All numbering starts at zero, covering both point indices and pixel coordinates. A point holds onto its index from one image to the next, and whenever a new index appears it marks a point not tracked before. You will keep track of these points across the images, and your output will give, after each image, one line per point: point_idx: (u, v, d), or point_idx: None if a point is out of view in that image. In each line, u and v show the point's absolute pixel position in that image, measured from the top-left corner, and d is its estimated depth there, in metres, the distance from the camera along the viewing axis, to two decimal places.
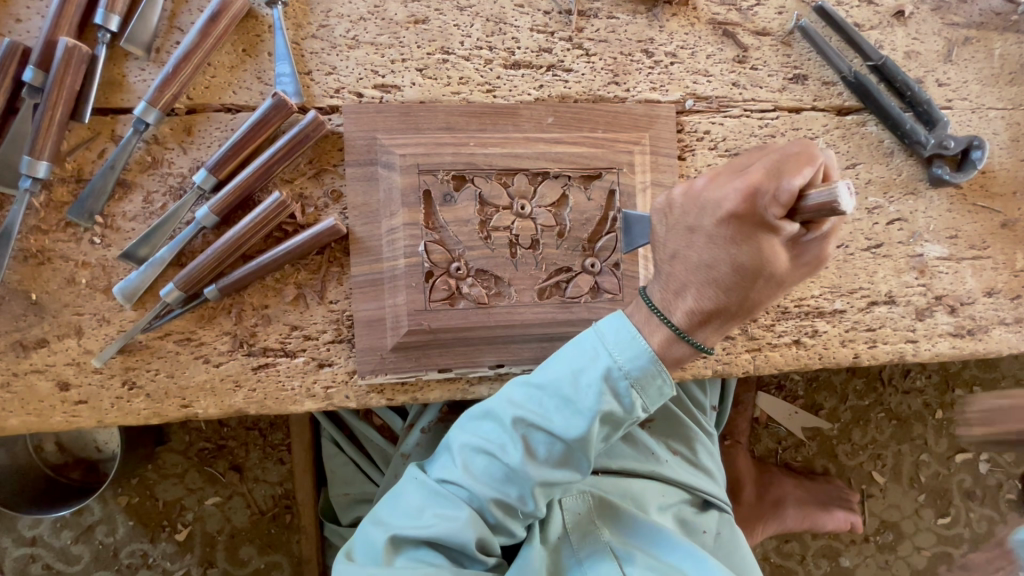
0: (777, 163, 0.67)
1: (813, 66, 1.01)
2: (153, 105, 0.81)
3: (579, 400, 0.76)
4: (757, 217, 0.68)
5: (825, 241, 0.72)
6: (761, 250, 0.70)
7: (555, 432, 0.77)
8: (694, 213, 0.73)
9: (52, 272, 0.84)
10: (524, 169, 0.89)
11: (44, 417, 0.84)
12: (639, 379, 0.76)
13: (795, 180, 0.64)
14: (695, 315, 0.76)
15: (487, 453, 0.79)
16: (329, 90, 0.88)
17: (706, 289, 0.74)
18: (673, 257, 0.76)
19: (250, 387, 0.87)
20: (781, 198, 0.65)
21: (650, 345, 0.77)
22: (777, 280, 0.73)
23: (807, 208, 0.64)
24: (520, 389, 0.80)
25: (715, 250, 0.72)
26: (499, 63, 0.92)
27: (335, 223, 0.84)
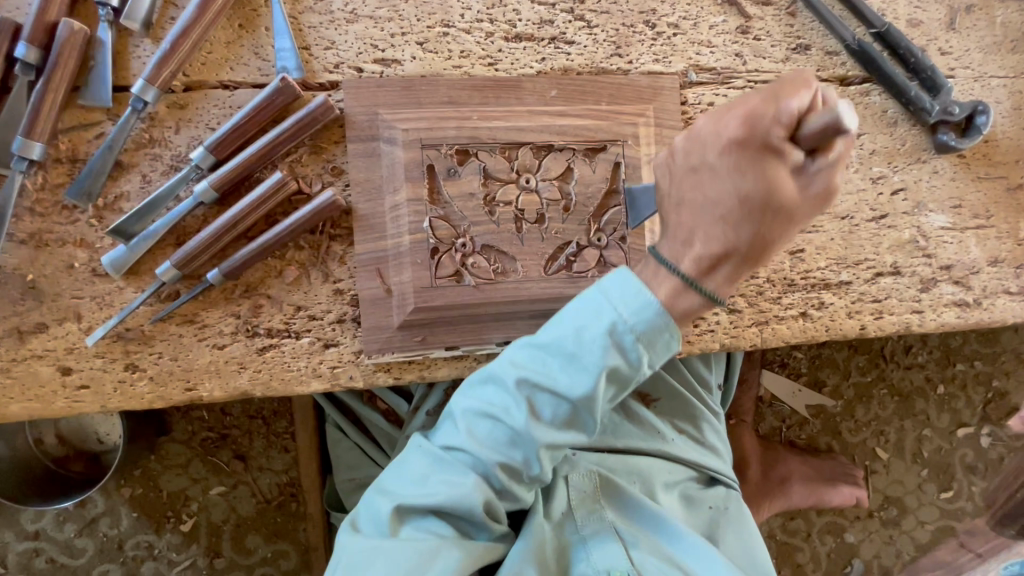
0: (773, 89, 0.65)
1: (816, 35, 1.00)
2: (151, 83, 0.80)
3: (582, 355, 0.75)
4: (759, 142, 0.65)
5: (834, 170, 0.68)
6: (766, 179, 0.67)
7: (557, 390, 0.76)
8: (696, 151, 0.71)
9: (49, 256, 0.82)
10: (528, 143, 0.88)
11: (45, 403, 0.83)
12: (645, 334, 0.74)
13: (794, 103, 0.62)
14: (703, 261, 0.73)
15: (492, 418, 0.78)
16: (329, 64, 0.87)
17: (713, 231, 0.71)
18: (679, 203, 0.74)
19: (255, 368, 0.86)
20: (782, 119, 0.63)
21: (657, 297, 0.74)
22: (788, 213, 0.69)
23: (808, 132, 0.62)
24: (522, 348, 0.79)
25: (721, 182, 0.69)
26: (500, 36, 0.91)
27: (335, 198, 0.83)
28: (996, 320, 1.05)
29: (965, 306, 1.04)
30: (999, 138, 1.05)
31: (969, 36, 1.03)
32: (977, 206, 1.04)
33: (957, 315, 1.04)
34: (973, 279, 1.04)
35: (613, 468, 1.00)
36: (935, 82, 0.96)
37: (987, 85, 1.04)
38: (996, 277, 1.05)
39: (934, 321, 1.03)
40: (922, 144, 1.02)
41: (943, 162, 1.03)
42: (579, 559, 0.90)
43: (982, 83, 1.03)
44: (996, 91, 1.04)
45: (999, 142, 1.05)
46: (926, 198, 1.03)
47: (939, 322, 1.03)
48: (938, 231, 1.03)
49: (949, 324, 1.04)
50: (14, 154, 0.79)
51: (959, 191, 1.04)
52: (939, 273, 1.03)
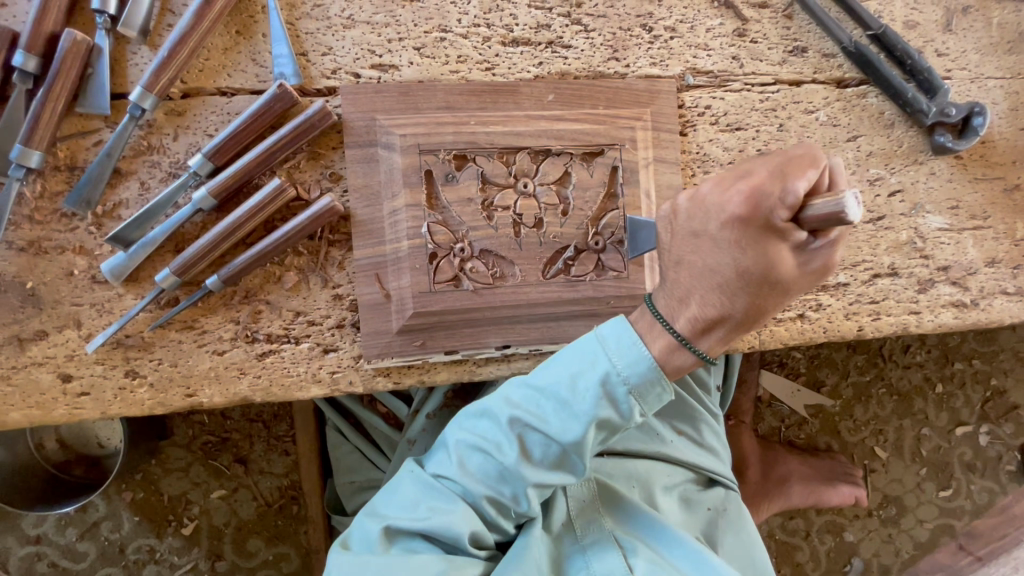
0: (780, 165, 0.67)
1: (813, 37, 1.00)
2: (149, 90, 0.80)
3: (575, 403, 0.76)
4: (762, 222, 0.67)
5: (833, 248, 0.70)
6: (767, 257, 0.69)
7: (549, 434, 0.77)
8: (699, 218, 0.72)
9: (48, 263, 0.82)
10: (526, 147, 0.89)
11: (46, 410, 0.83)
12: (638, 387, 0.75)
13: (800, 184, 0.64)
14: (699, 322, 0.75)
15: (484, 451, 0.80)
16: (326, 70, 0.87)
17: (710, 296, 0.73)
18: (678, 263, 0.75)
19: (255, 374, 0.87)
20: (787, 200, 0.64)
21: (650, 352, 0.75)
22: (783, 287, 0.72)
23: (812, 217, 0.64)
24: (518, 389, 0.80)
25: (720, 254, 0.71)
26: (497, 40, 0.91)
27: (333, 202, 0.83)
28: (993, 320, 1.05)
29: (963, 307, 1.04)
30: (996, 139, 1.05)
31: (966, 37, 1.03)
32: (974, 206, 1.04)
33: (954, 316, 1.04)
34: (971, 280, 1.04)
35: (611, 474, 1.00)
36: (932, 84, 0.96)
37: (984, 86, 1.04)
38: (994, 278, 1.05)
39: (931, 322, 1.04)
40: (919, 146, 1.02)
41: (940, 164, 1.03)
42: (577, 567, 0.91)
43: (978, 84, 1.04)
44: (992, 92, 1.04)
45: (996, 143, 1.05)
46: (923, 199, 1.03)
47: (936, 322, 1.04)
48: (935, 232, 1.04)
49: (946, 325, 1.04)
50: (11, 162, 0.79)
51: (956, 192, 1.04)
52: (937, 274, 1.04)
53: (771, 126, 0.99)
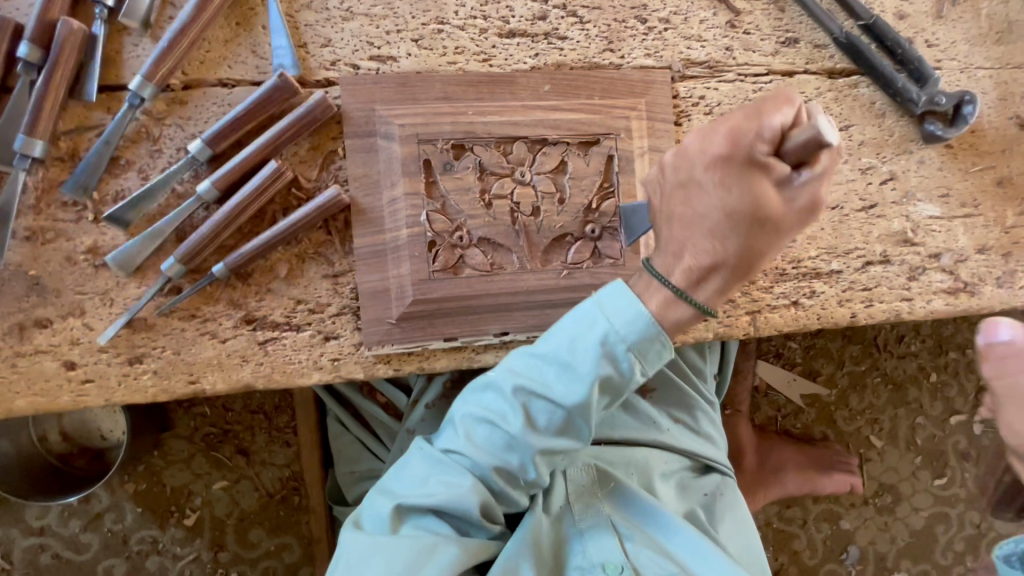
0: (756, 106, 0.71)
1: (805, 29, 1.01)
2: (148, 79, 0.81)
3: (578, 364, 0.77)
4: (745, 159, 0.71)
5: (819, 184, 0.73)
6: (752, 194, 0.72)
7: (554, 399, 0.78)
8: (685, 168, 0.75)
9: (53, 252, 0.83)
10: (523, 137, 0.90)
11: (51, 397, 0.84)
12: (638, 345, 0.77)
13: (776, 119, 0.68)
14: (694, 273, 0.77)
15: (491, 423, 0.80)
16: (326, 61, 0.88)
17: (703, 244, 0.76)
18: (669, 219, 0.78)
19: (257, 361, 0.88)
20: (766, 134, 0.69)
21: (649, 310, 0.77)
22: (773, 227, 0.74)
23: (791, 145, 0.69)
24: (520, 358, 0.81)
25: (709, 200, 0.74)
26: (494, 32, 0.92)
27: (338, 193, 0.85)
28: (984, 307, 1.07)
29: (954, 294, 1.06)
30: (986, 129, 1.06)
31: (955, 28, 1.05)
32: (965, 194, 1.06)
33: (945, 303, 1.06)
34: (961, 267, 1.06)
35: (609, 460, 1.01)
36: (921, 73, 0.98)
37: (973, 76, 1.06)
38: (984, 265, 1.07)
39: (923, 308, 1.05)
40: (910, 135, 1.04)
41: (931, 152, 1.05)
42: (574, 552, 0.92)
43: (968, 74, 1.05)
44: (982, 82, 1.06)
45: (986, 132, 1.07)
46: (914, 187, 1.05)
47: (928, 309, 1.05)
48: (927, 221, 1.05)
49: (938, 312, 1.06)
50: (16, 153, 0.80)
51: (947, 180, 1.06)
52: (928, 261, 1.05)
53: None
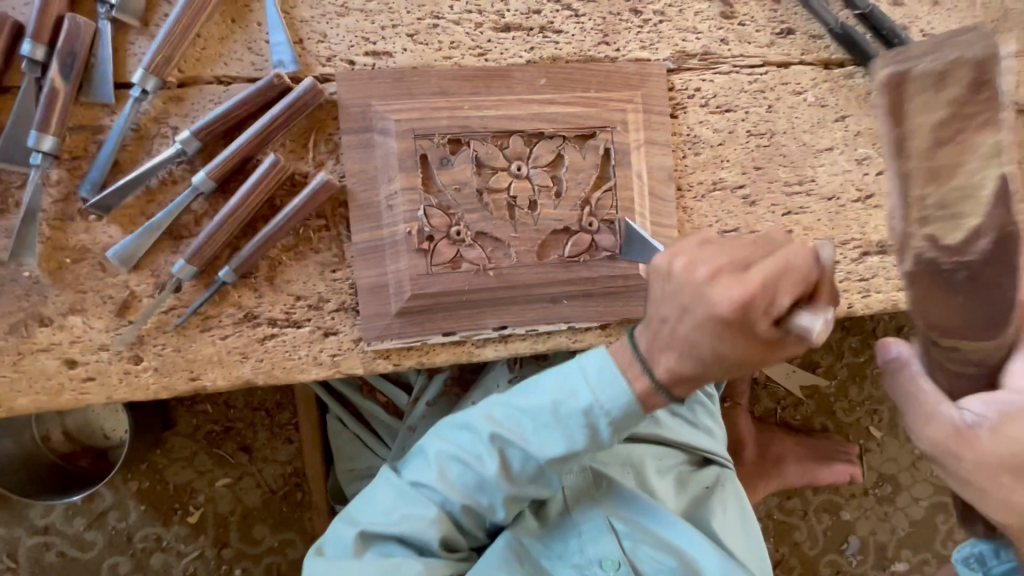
0: (780, 273, 0.61)
1: (800, 20, 1.01)
2: (149, 70, 0.81)
3: (556, 429, 0.80)
4: (744, 325, 0.63)
5: (801, 342, 0.68)
6: (742, 349, 0.66)
7: (530, 451, 0.81)
8: (686, 297, 0.67)
9: (51, 251, 0.84)
10: (519, 131, 0.90)
11: (53, 396, 0.85)
12: (617, 419, 0.79)
13: (787, 301, 0.61)
14: (674, 375, 0.74)
15: (464, 464, 0.83)
16: (322, 57, 0.88)
17: (686, 358, 0.71)
18: (660, 321, 0.71)
19: (257, 357, 0.89)
20: (773, 318, 0.61)
21: (632, 390, 0.77)
22: (748, 365, 0.70)
23: (790, 325, 0.62)
24: (499, 407, 0.84)
25: (699, 337, 0.67)
26: (489, 26, 0.92)
27: (330, 179, 0.85)
28: None
29: None
30: None
31: (950, 16, 1.05)
32: None
33: None
34: None
35: (605, 460, 1.02)
36: None
37: None
38: None
39: None
40: None
41: None
42: (572, 550, 0.93)
43: None
44: None
45: None
46: None
47: None
48: None
49: None
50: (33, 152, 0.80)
51: None
52: None
53: (760, 107, 1.00)
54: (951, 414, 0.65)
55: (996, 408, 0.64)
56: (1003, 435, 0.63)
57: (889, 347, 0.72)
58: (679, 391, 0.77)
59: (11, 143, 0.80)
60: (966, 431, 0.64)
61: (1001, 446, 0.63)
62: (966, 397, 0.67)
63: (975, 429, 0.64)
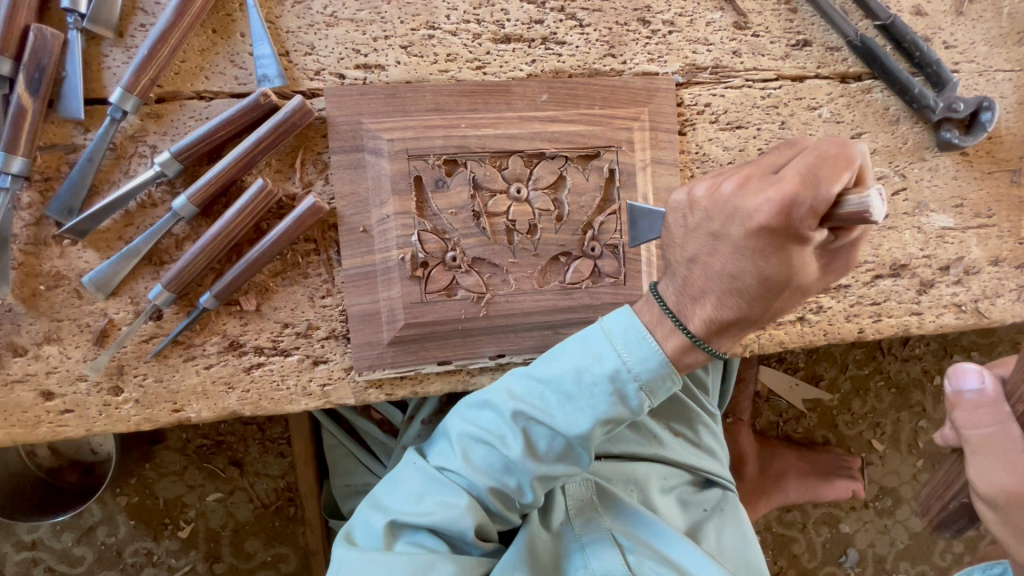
0: (813, 167, 0.59)
1: (817, 30, 0.96)
2: (130, 91, 0.76)
3: (584, 397, 0.71)
4: (788, 231, 0.61)
5: (853, 246, 0.66)
6: (790, 265, 0.63)
7: (556, 427, 0.72)
8: (721, 219, 0.65)
9: (24, 278, 0.79)
10: (519, 151, 0.85)
11: (29, 428, 0.81)
12: (648, 382, 0.71)
13: (834, 188, 0.57)
14: (714, 323, 0.69)
15: (487, 443, 0.75)
16: (309, 70, 0.83)
17: (727, 298, 0.67)
18: (692, 261, 0.69)
19: (243, 388, 0.85)
20: (820, 208, 0.58)
21: (662, 348, 0.70)
22: (802, 289, 0.67)
23: (839, 216, 0.58)
24: (520, 380, 0.75)
25: (741, 260, 0.65)
26: (488, 37, 0.87)
27: (317, 201, 0.80)
28: (994, 321, 1.03)
29: (965, 309, 1.03)
30: (1003, 134, 1.02)
31: (975, 27, 1.00)
32: (979, 204, 1.02)
33: (955, 317, 1.03)
34: (973, 279, 1.02)
35: (608, 476, 0.98)
36: (941, 77, 0.93)
37: (992, 79, 1.00)
38: (997, 276, 1.03)
39: (932, 323, 1.02)
40: (926, 142, 0.99)
41: (947, 159, 1.01)
42: (576, 566, 0.88)
43: (986, 77, 1.00)
44: (1000, 85, 1.01)
45: (1003, 138, 1.02)
46: (927, 198, 1.01)
47: (938, 323, 1.02)
48: (939, 232, 1.01)
49: (947, 326, 1.03)
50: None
51: (961, 189, 1.01)
52: (939, 273, 1.02)
53: (773, 124, 0.95)
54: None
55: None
56: None
57: (969, 380, 0.69)
58: (721, 343, 0.72)
59: None
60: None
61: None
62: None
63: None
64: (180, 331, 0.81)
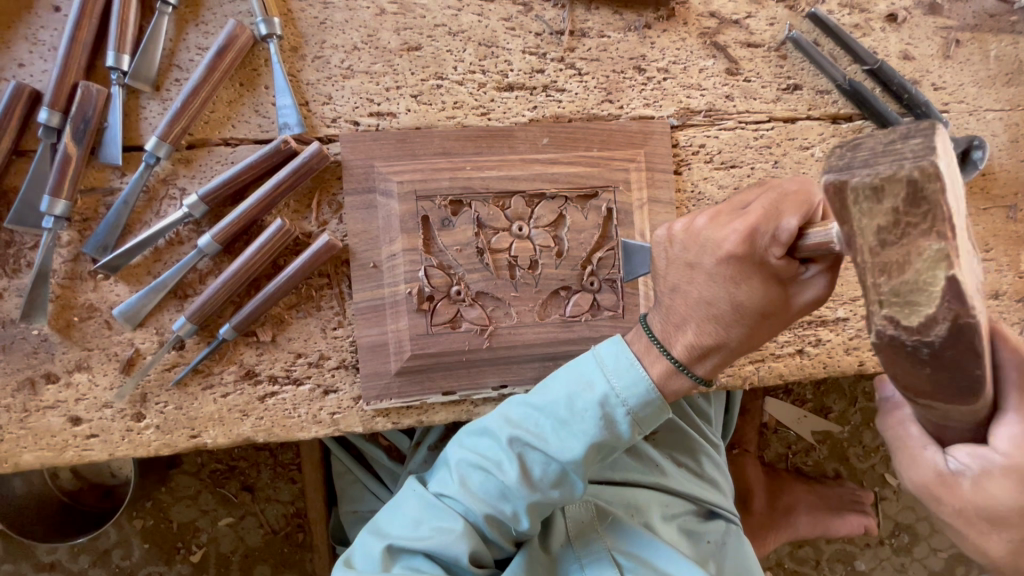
0: (776, 202, 0.63)
1: (807, 75, 1.00)
2: (163, 139, 0.83)
3: (576, 423, 0.74)
4: (757, 259, 0.64)
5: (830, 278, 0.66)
6: (763, 293, 0.65)
7: (549, 452, 0.75)
8: (695, 250, 0.68)
9: (60, 310, 0.85)
10: (521, 191, 0.90)
11: (56, 452, 0.86)
12: (638, 409, 0.73)
13: (794, 221, 0.60)
14: (696, 349, 0.71)
15: (485, 469, 0.77)
16: (327, 118, 0.90)
17: (707, 325, 0.69)
18: (673, 290, 0.71)
19: (257, 416, 0.89)
20: (781, 237, 0.61)
21: (650, 375, 0.73)
22: (780, 318, 0.68)
23: (805, 247, 0.59)
24: (517, 407, 0.78)
25: (716, 287, 0.67)
26: (492, 86, 0.93)
27: (331, 240, 0.85)
28: None
29: None
30: (997, 171, 1.04)
31: (963, 70, 1.03)
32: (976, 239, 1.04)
33: None
34: None
35: (609, 500, 0.98)
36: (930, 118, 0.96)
37: (982, 119, 1.04)
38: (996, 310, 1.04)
39: None
40: None
41: None
42: None
43: (977, 117, 1.03)
44: (991, 125, 1.04)
45: (997, 175, 1.04)
46: None
47: None
48: None
49: None
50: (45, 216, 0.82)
51: None
52: None
53: (766, 163, 0.99)
54: (931, 461, 0.55)
55: (981, 461, 0.52)
56: (985, 489, 0.52)
57: (885, 385, 0.63)
58: (702, 369, 0.73)
59: (26, 208, 0.82)
60: (948, 478, 0.54)
61: (982, 500, 0.53)
62: (958, 442, 0.55)
63: (957, 479, 0.54)
64: (200, 360, 0.86)
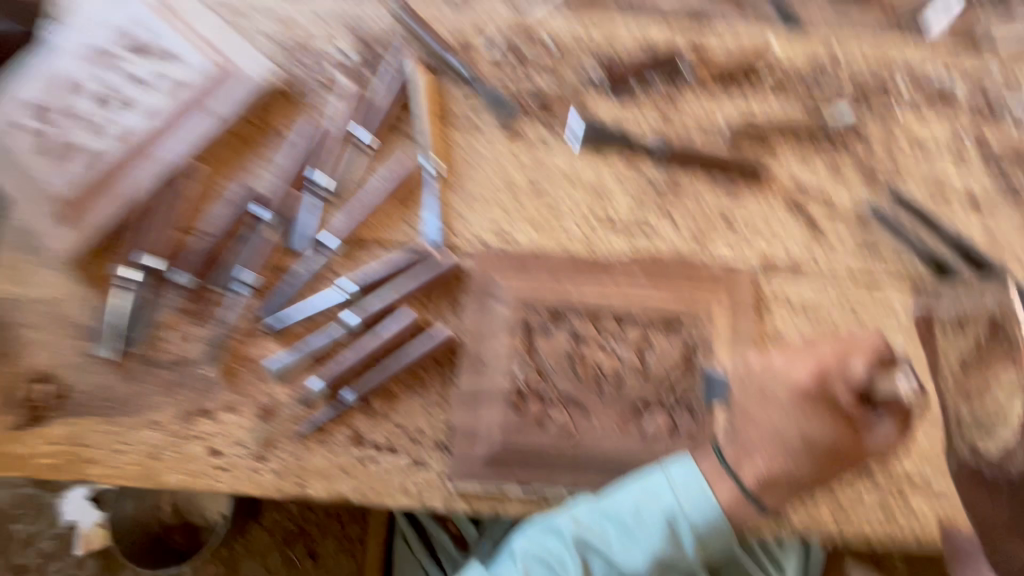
0: (845, 349, 0.71)
1: (887, 243, 1.11)
2: (340, 237, 1.09)
3: (642, 536, 0.78)
4: (825, 395, 0.71)
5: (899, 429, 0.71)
6: (832, 431, 0.71)
7: (613, 561, 0.80)
8: (768, 381, 0.77)
9: (229, 359, 1.06)
10: (614, 313, 1.03)
11: (193, 478, 1.01)
12: (702, 532, 0.78)
13: (863, 369, 0.68)
14: (765, 479, 0.76)
15: (549, 567, 0.82)
16: (461, 233, 1.10)
17: (777, 455, 0.75)
18: (748, 418, 0.78)
19: (356, 477, 1.01)
20: (852, 383, 0.69)
21: (718, 500, 0.78)
22: (848, 459, 0.73)
23: (875, 398, 0.69)
24: (585, 510, 0.82)
25: (788, 419, 0.73)
26: (599, 223, 1.11)
27: (450, 335, 1.04)
28: None
29: None
30: None
31: None
32: None
33: None
34: None
35: None
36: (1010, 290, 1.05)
37: None
38: None
39: None
40: None
41: None
42: None
43: None
44: None
45: None
46: None
47: None
48: None
49: None
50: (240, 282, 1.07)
51: None
52: None
53: (846, 315, 1.06)
54: None
55: None
56: None
57: None
58: (770, 498, 0.78)
59: (226, 273, 1.08)
60: None
61: None
62: None
63: None
64: (323, 418, 1.02)
